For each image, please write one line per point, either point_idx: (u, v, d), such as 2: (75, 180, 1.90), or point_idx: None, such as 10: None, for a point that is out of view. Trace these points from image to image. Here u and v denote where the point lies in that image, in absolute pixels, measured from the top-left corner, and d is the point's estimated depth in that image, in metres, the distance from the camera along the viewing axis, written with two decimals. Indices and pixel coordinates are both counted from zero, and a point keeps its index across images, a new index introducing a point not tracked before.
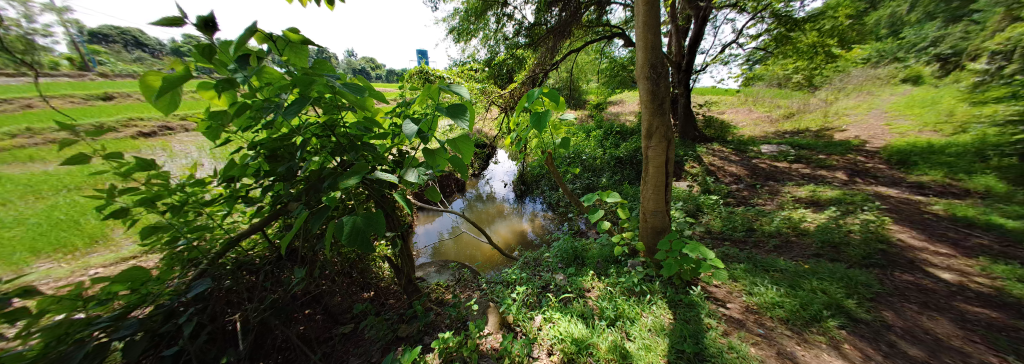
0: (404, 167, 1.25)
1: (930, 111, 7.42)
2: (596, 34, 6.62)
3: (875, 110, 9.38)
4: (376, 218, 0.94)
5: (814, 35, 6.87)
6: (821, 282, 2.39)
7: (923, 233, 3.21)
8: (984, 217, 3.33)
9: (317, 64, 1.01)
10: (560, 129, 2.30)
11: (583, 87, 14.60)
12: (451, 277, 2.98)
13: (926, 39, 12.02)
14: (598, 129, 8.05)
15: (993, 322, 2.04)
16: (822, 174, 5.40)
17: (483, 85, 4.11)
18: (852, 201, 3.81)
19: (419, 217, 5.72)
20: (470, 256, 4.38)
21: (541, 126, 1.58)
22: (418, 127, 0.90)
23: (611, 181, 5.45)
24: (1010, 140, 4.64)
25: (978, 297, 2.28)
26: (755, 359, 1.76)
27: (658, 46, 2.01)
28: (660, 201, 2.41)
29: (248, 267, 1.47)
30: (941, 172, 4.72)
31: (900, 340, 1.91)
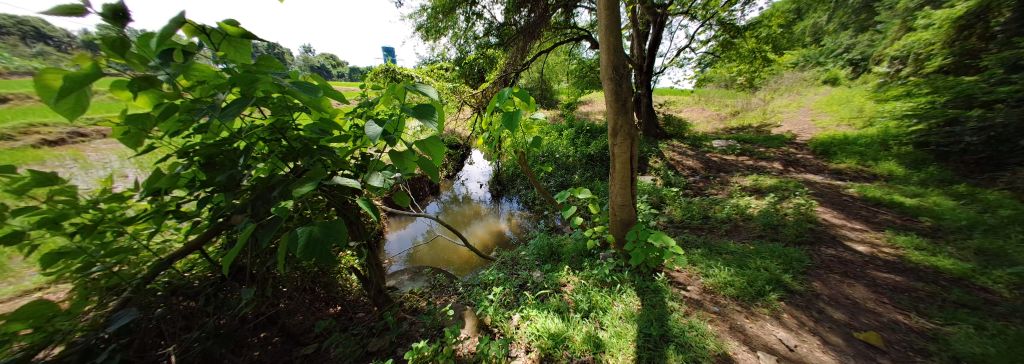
0: (370, 171, 1.20)
1: (845, 107, 8.52)
2: (564, 36, 6.79)
3: (803, 108, 10.56)
4: (335, 228, 0.90)
5: (755, 41, 7.62)
6: (764, 260, 2.65)
7: (843, 213, 3.68)
8: (888, 197, 3.89)
9: (262, 62, 0.94)
10: (531, 129, 2.33)
11: (554, 87, 14.86)
12: (426, 283, 2.90)
13: (842, 47, 13.82)
14: (569, 129, 8.27)
15: (896, 285, 2.40)
16: (763, 165, 5.98)
17: (453, 85, 4.04)
18: (788, 187, 4.27)
19: (391, 223, 5.49)
20: (446, 260, 4.29)
21: (512, 126, 1.59)
22: (381, 128, 0.87)
23: (583, 178, 5.63)
24: (905, 131, 5.49)
25: (885, 265, 2.67)
26: (712, 335, 1.92)
27: (619, 49, 2.11)
28: (627, 195, 2.53)
29: (184, 292, 1.29)
30: (856, 159, 5.46)
31: (827, 307, 2.19)
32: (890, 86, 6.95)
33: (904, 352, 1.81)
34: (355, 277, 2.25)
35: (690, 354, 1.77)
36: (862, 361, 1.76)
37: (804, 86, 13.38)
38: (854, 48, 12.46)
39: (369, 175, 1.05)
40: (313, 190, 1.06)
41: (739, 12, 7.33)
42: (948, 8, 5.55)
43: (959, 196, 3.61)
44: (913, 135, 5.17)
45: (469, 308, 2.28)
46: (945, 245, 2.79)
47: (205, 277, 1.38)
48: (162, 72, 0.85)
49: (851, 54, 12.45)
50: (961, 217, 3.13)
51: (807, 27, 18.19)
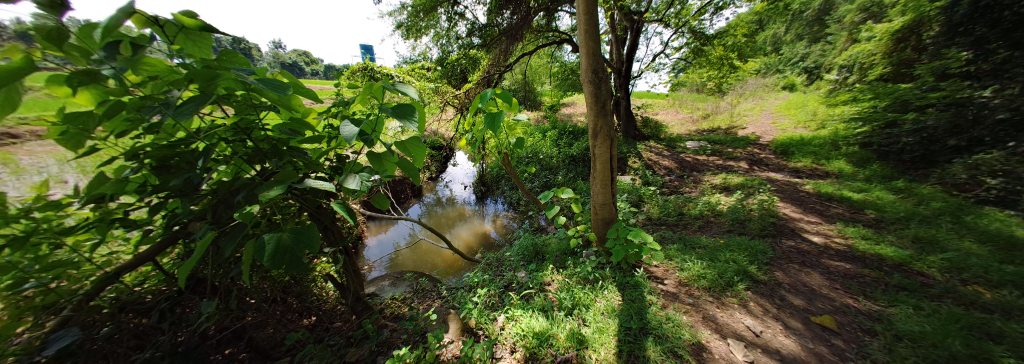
0: (346, 173, 1.17)
1: (802, 111, 9.21)
2: (547, 39, 6.89)
3: (765, 111, 11.31)
4: (305, 234, 0.87)
5: (725, 47, 8.06)
6: (732, 253, 2.80)
7: (802, 207, 3.96)
8: (839, 192, 4.23)
9: (224, 56, 0.89)
10: (514, 130, 2.35)
11: (539, 90, 14.97)
12: (408, 288, 2.84)
13: (798, 55, 14.97)
14: (552, 130, 8.38)
15: (848, 272, 2.61)
16: (731, 164, 6.32)
17: (435, 85, 3.98)
18: (754, 185, 4.55)
19: (371, 227, 5.31)
20: (430, 264, 4.21)
21: (495, 127, 1.59)
22: (358, 129, 0.85)
23: (565, 178, 5.73)
24: (853, 133, 6.00)
25: (838, 254, 2.90)
26: (687, 326, 2.02)
27: (599, 52, 2.16)
28: (607, 195, 2.59)
29: (134, 308, 1.19)
30: (813, 158, 5.90)
31: (788, 294, 2.36)
32: (841, 91, 7.59)
33: (854, 333, 1.98)
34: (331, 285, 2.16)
35: (666, 344, 1.86)
36: (818, 343, 1.92)
37: (767, 91, 14.31)
38: (809, 56, 13.54)
39: (346, 177, 1.02)
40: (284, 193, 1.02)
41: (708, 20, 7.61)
42: (888, 23, 6.16)
43: (898, 190, 4.00)
44: (860, 135, 5.66)
45: (453, 311, 2.26)
46: (888, 235, 3.08)
47: (158, 291, 1.26)
48: (107, 65, 0.78)
49: (807, 62, 13.49)
50: (899, 209, 3.47)
51: (767, 37, 19.58)
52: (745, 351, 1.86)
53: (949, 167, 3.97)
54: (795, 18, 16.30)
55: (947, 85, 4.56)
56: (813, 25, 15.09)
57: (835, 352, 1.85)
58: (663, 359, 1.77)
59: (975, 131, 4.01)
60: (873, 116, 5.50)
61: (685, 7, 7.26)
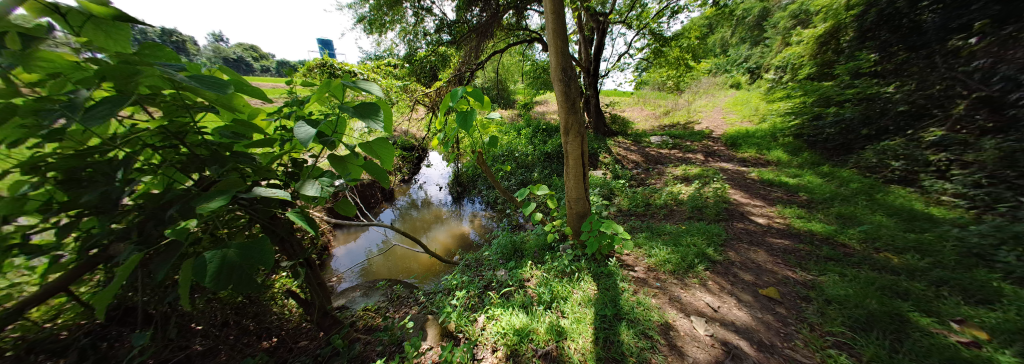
0: (304, 178, 1.09)
1: (747, 107, 10.15)
2: (517, 37, 6.95)
3: (717, 107, 12.29)
4: (254, 250, 0.79)
5: (682, 48, 8.62)
6: (693, 238, 3.01)
7: (751, 193, 4.34)
8: (779, 178, 4.69)
9: (146, 49, 0.76)
10: (488, 129, 2.35)
11: (511, 88, 15.01)
12: (382, 297, 2.73)
13: (743, 57, 16.49)
14: (526, 128, 8.46)
15: (789, 248, 2.92)
16: (690, 156, 6.76)
17: (404, 83, 3.85)
18: (709, 174, 4.91)
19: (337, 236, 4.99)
20: (406, 270, 4.07)
21: (467, 126, 1.59)
22: (314, 131, 0.80)
23: (541, 175, 5.81)
24: (790, 125, 6.70)
25: (780, 232, 3.23)
26: (655, 308, 2.16)
27: (567, 52, 2.21)
28: (580, 190, 2.68)
29: (45, 348, 0.95)
30: (759, 148, 6.47)
31: (740, 271, 2.60)
32: (779, 89, 8.47)
33: (795, 302, 2.23)
34: (294, 301, 1.94)
35: (639, 327, 1.98)
36: (766, 312, 2.15)
37: (718, 89, 15.54)
38: (752, 58, 14.97)
39: (304, 184, 0.96)
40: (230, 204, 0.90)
41: (666, 23, 8.11)
42: (813, 29, 7.00)
43: (830, 175, 4.50)
44: (797, 127, 6.31)
45: (431, 317, 2.22)
46: (819, 213, 3.49)
47: (77, 325, 1.04)
48: None
49: (750, 63, 14.87)
50: (831, 192, 3.92)
51: (715, 40, 21.37)
52: (706, 326, 2.03)
53: (865, 152, 4.57)
54: (738, 23, 17.94)
55: (863, 83, 5.24)
56: (753, 29, 16.70)
57: (782, 321, 2.07)
58: (636, 342, 1.88)
59: (883, 122, 4.68)
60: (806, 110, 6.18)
61: (645, 10, 7.67)
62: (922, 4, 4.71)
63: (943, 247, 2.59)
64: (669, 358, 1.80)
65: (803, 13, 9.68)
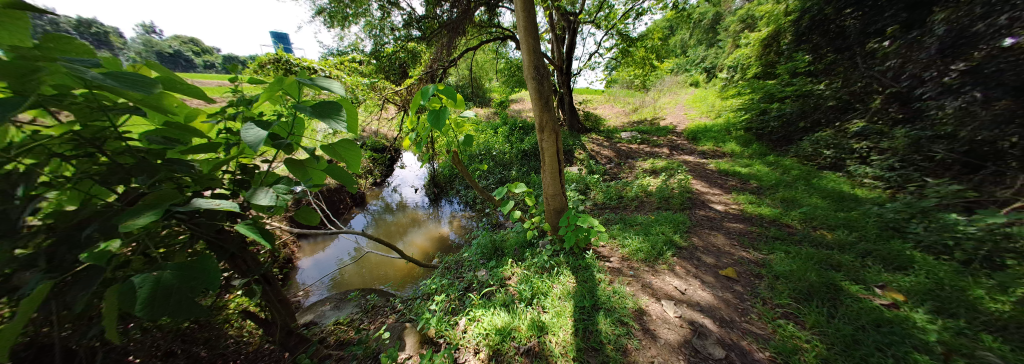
0: (256, 186, 1.01)
1: (705, 104, 10.89)
2: (490, 35, 6.93)
3: (679, 104, 13.05)
4: (190, 273, 0.68)
5: (647, 48, 9.03)
6: (661, 227, 3.16)
7: (712, 183, 4.62)
8: (735, 168, 5.02)
9: (47, 43, 0.63)
10: (462, 127, 2.31)
11: (486, 86, 14.89)
12: (356, 309, 2.61)
13: (700, 57, 17.70)
14: (503, 126, 8.46)
15: (744, 232, 3.15)
16: (657, 150, 7.06)
17: (371, 81, 3.70)
18: (674, 167, 5.17)
19: (302, 247, 4.57)
20: (383, 276, 3.93)
21: (439, 125, 1.57)
22: (264, 132, 0.69)
23: (519, 173, 5.85)
24: (743, 120, 7.23)
25: (737, 217, 3.47)
26: (630, 295, 2.25)
27: (538, 50, 2.23)
28: (557, 186, 2.72)
29: None
30: (717, 142, 6.87)
31: (704, 255, 2.78)
32: (733, 86, 9.14)
33: (749, 279, 2.44)
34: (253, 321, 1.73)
35: (615, 314, 2.07)
36: (725, 291, 2.33)
37: (680, 87, 16.46)
38: (708, 58, 16.11)
39: (254, 192, 0.86)
40: (165, 217, 0.78)
41: (632, 23, 8.43)
42: (759, 32, 7.64)
43: (778, 165, 4.91)
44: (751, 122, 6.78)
45: (408, 325, 2.17)
46: (768, 199, 3.80)
47: None
48: None
49: (706, 62, 15.96)
50: (781, 181, 4.24)
51: (676, 42, 22.72)
52: (675, 308, 2.16)
53: (805, 144, 5.06)
54: (694, 25, 19.20)
55: (801, 81, 5.82)
56: (708, 31, 17.99)
57: (741, 299, 2.25)
58: (613, 329, 1.97)
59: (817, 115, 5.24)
60: (754, 106, 6.76)
61: (613, 11, 7.95)
62: (844, 12, 5.27)
63: (866, 223, 2.95)
64: (644, 342, 1.90)
65: (751, 17, 10.56)
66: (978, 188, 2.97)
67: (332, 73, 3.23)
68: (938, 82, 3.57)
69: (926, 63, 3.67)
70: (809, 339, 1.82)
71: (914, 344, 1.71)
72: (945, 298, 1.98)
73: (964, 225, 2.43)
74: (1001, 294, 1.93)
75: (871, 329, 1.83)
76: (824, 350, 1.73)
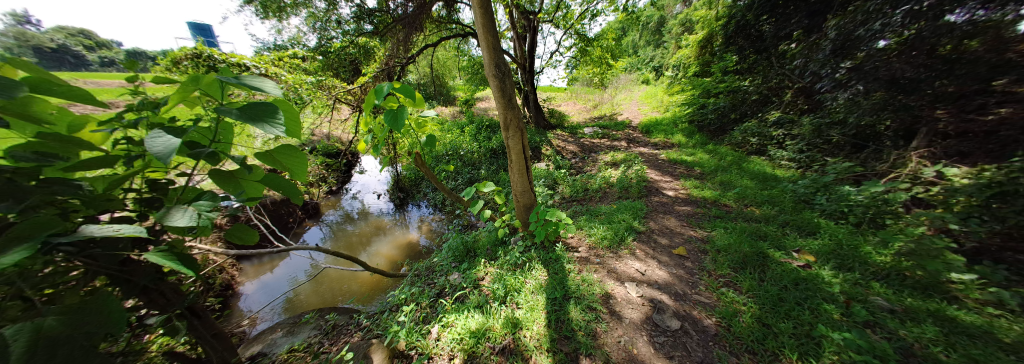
0: (171, 204, 0.78)
1: (656, 100, 11.75)
2: (449, 31, 6.78)
3: (634, 99, 13.93)
4: (100, 307, 0.59)
5: (603, 48, 9.46)
6: (622, 215, 3.35)
7: (665, 171, 4.99)
8: (683, 157, 5.47)
9: None
10: (424, 127, 2.23)
11: (449, 84, 14.56)
12: (316, 331, 2.43)
13: (650, 57, 19.07)
14: (470, 125, 8.35)
15: (692, 213, 3.46)
16: (616, 144, 7.46)
17: (318, 79, 3.42)
18: (631, 159, 5.49)
19: (244, 270, 4.07)
20: (347, 290, 3.67)
21: (398, 125, 1.51)
22: (174, 142, 0.55)
23: (487, 172, 5.83)
24: (688, 113, 7.92)
25: (687, 201, 3.79)
26: (597, 281, 2.37)
27: (498, 47, 2.23)
28: (526, 183, 2.77)
29: None
30: (667, 133, 7.37)
31: (658, 236, 3.02)
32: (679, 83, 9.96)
33: (697, 255, 2.69)
34: None
35: (584, 301, 2.16)
36: (678, 267, 2.55)
37: (633, 84, 17.49)
38: (657, 58, 17.37)
39: (169, 213, 0.69)
40: (45, 251, 0.60)
41: (588, 23, 8.74)
42: (696, 34, 8.43)
43: (716, 152, 5.45)
44: (695, 115, 7.42)
45: (375, 341, 2.08)
46: (710, 182, 4.21)
47: None
48: None
49: (655, 62, 17.25)
50: (720, 166, 4.71)
51: (630, 42, 24.15)
52: (637, 288, 2.32)
53: (737, 133, 5.70)
54: (644, 27, 20.63)
55: (732, 78, 6.57)
56: (655, 33, 19.48)
57: (691, 274, 2.46)
58: (583, 316, 2.06)
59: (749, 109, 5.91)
60: (695, 101, 7.45)
61: (570, 11, 8.23)
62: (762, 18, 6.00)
63: (785, 198, 3.42)
64: (611, 323, 2.02)
65: (690, 21, 11.63)
66: (868, 166, 3.59)
67: (269, 70, 2.94)
68: (832, 78, 4.17)
69: (824, 61, 4.25)
70: (746, 302, 2.07)
71: (824, 296, 2.04)
72: (846, 256, 2.38)
73: (854, 194, 2.96)
74: (883, 248, 2.39)
75: (791, 286, 2.14)
76: (757, 310, 1.99)
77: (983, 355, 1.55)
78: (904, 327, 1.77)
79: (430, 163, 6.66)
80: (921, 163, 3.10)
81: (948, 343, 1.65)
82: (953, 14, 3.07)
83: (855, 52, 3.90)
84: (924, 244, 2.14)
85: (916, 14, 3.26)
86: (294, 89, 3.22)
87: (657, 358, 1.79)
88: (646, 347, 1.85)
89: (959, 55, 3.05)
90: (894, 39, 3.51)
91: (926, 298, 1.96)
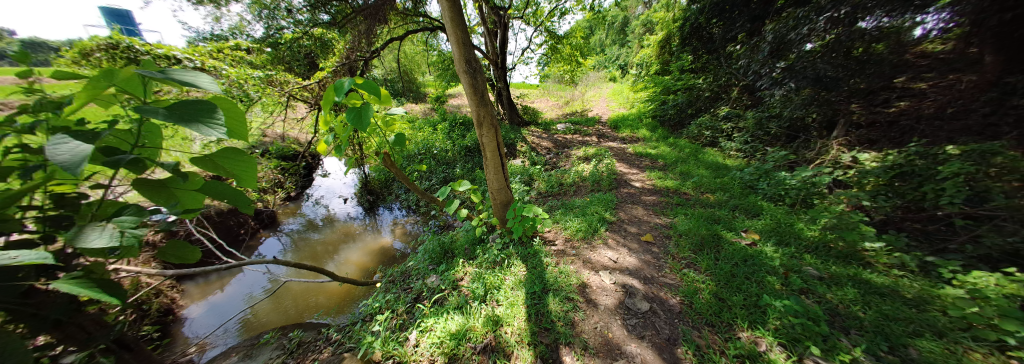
0: (84, 221, 0.65)
1: (623, 96, 12.28)
2: (417, 25, 6.48)
3: (603, 96, 14.45)
4: (2, 345, 0.50)
5: (573, 46, 9.65)
6: (596, 207, 3.48)
7: (632, 164, 5.26)
8: (647, 150, 5.80)
9: None
10: (393, 126, 2.12)
11: (419, 80, 14.03)
12: (280, 351, 2.25)
13: (616, 56, 19.83)
14: (443, 122, 8.12)
15: (657, 202, 3.69)
16: (587, 139, 7.70)
17: (266, 74, 3.12)
18: (602, 153, 5.71)
19: (187, 292, 3.62)
20: (313, 304, 3.41)
21: (362, 124, 1.43)
22: (79, 157, 0.44)
23: (463, 171, 5.71)
24: (651, 108, 8.38)
25: (653, 191, 4.03)
26: (573, 272, 2.45)
27: (468, 43, 2.17)
28: (501, 180, 2.77)
29: None
30: (633, 128, 7.75)
31: (628, 225, 3.18)
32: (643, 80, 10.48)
33: (662, 241, 2.89)
34: None
35: (562, 293, 2.23)
36: (646, 254, 2.71)
37: (602, 80, 18.04)
38: (624, 56, 18.12)
39: (79, 232, 0.57)
40: None
41: (558, 21, 8.85)
42: (657, 34, 8.92)
43: (676, 145, 5.85)
44: (657, 110, 7.89)
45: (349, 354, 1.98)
46: (672, 173, 4.51)
47: None
48: None
49: (622, 60, 17.95)
50: (680, 158, 5.07)
51: (598, 40, 24.91)
52: (610, 276, 2.43)
53: (693, 126, 6.17)
54: (611, 27, 21.49)
55: (688, 76, 7.06)
56: (621, 32, 20.41)
57: (659, 259, 2.63)
58: (561, 306, 2.13)
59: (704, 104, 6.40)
60: (657, 97, 7.91)
61: (539, 8, 8.28)
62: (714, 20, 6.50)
63: (734, 184, 3.79)
64: (587, 311, 2.11)
65: (653, 22, 12.25)
66: (800, 154, 4.08)
67: (207, 64, 2.60)
68: (770, 76, 4.66)
69: (763, 61, 4.73)
70: (705, 280, 2.27)
71: (767, 270, 2.30)
72: (784, 233, 2.70)
73: (790, 180, 3.35)
74: (812, 224, 2.74)
75: (741, 263, 2.39)
76: (714, 287, 2.19)
77: (886, 310, 1.86)
78: (831, 291, 2.06)
79: (401, 163, 6.39)
80: (840, 150, 3.59)
81: (863, 303, 1.95)
82: (864, 21, 3.51)
83: (788, 53, 4.38)
84: (845, 219, 2.50)
85: (835, 20, 3.73)
86: (239, 85, 2.89)
87: (631, 340, 1.90)
88: (619, 330, 1.97)
89: (869, 57, 3.56)
90: (817, 43, 4.00)
91: (846, 265, 2.29)
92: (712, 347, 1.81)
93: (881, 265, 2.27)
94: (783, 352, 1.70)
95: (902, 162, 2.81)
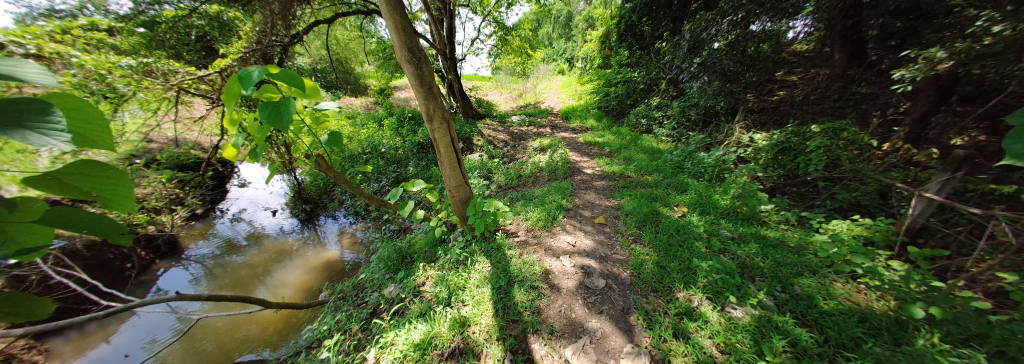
0: None
1: (571, 88, 12.82)
2: (348, 8, 5.79)
3: (553, 88, 14.88)
4: None
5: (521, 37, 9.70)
6: (555, 196, 3.62)
7: (582, 152, 5.60)
8: (594, 138, 6.20)
9: None
10: (325, 124, 1.88)
11: (357, 70, 12.72)
12: None
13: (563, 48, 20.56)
14: (389, 118, 7.52)
15: (607, 186, 3.99)
16: (540, 130, 7.92)
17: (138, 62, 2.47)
18: (556, 143, 5.93)
19: (50, 352, 2.78)
20: (245, 338, 2.93)
21: (283, 122, 1.23)
22: None
23: (416, 169, 5.40)
24: (595, 98, 8.95)
25: (602, 176, 4.35)
26: (535, 261, 2.53)
27: (409, 30, 2.01)
28: (458, 176, 2.69)
29: None
30: (581, 118, 8.20)
31: (583, 210, 3.39)
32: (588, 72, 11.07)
33: (613, 221, 3.14)
34: None
35: (527, 282, 2.29)
36: (600, 235, 2.93)
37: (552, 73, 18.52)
38: (570, 49, 18.85)
39: None
40: None
41: (504, 11, 8.76)
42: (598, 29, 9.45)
43: (619, 133, 6.38)
44: (601, 101, 8.46)
45: None
46: (617, 158, 4.92)
47: None
48: None
49: (567, 53, 18.58)
50: (623, 145, 5.54)
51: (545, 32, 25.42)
52: (570, 260, 2.57)
53: (632, 115, 6.78)
54: (556, 20, 22.17)
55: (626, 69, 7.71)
56: (566, 26, 21.21)
57: (611, 238, 2.87)
58: (527, 296, 2.19)
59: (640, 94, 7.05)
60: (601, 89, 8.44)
61: None
62: None
63: (666, 164, 4.29)
64: (551, 297, 2.21)
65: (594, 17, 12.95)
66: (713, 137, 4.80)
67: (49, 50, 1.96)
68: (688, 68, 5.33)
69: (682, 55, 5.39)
70: (648, 253, 2.55)
71: (695, 237, 2.68)
72: (705, 204, 3.17)
73: (709, 159, 3.91)
74: (724, 195, 3.27)
75: (676, 233, 2.74)
76: (656, 258, 2.47)
77: (779, 258, 2.33)
78: (740, 249, 2.49)
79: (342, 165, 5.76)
80: (741, 132, 4.31)
81: (761, 255, 2.41)
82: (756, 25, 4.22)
83: (701, 49, 5.03)
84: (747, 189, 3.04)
85: (735, 23, 4.42)
86: (99, 78, 2.23)
87: (592, 316, 2.06)
88: (581, 309, 2.11)
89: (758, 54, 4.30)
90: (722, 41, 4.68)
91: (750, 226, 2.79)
92: (657, 310, 2.06)
93: (773, 223, 2.82)
94: (711, 305, 2.02)
95: (784, 140, 3.49)
